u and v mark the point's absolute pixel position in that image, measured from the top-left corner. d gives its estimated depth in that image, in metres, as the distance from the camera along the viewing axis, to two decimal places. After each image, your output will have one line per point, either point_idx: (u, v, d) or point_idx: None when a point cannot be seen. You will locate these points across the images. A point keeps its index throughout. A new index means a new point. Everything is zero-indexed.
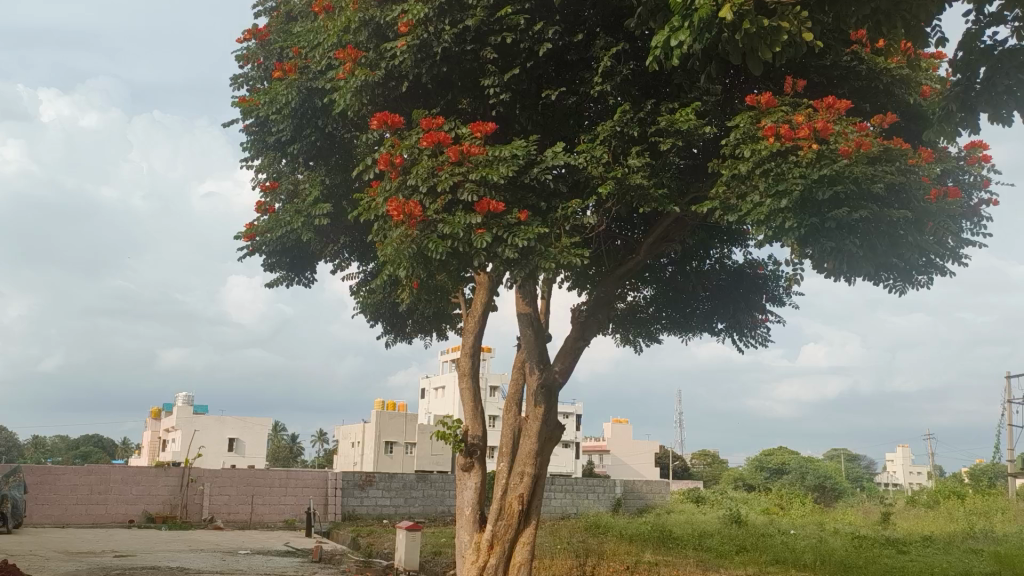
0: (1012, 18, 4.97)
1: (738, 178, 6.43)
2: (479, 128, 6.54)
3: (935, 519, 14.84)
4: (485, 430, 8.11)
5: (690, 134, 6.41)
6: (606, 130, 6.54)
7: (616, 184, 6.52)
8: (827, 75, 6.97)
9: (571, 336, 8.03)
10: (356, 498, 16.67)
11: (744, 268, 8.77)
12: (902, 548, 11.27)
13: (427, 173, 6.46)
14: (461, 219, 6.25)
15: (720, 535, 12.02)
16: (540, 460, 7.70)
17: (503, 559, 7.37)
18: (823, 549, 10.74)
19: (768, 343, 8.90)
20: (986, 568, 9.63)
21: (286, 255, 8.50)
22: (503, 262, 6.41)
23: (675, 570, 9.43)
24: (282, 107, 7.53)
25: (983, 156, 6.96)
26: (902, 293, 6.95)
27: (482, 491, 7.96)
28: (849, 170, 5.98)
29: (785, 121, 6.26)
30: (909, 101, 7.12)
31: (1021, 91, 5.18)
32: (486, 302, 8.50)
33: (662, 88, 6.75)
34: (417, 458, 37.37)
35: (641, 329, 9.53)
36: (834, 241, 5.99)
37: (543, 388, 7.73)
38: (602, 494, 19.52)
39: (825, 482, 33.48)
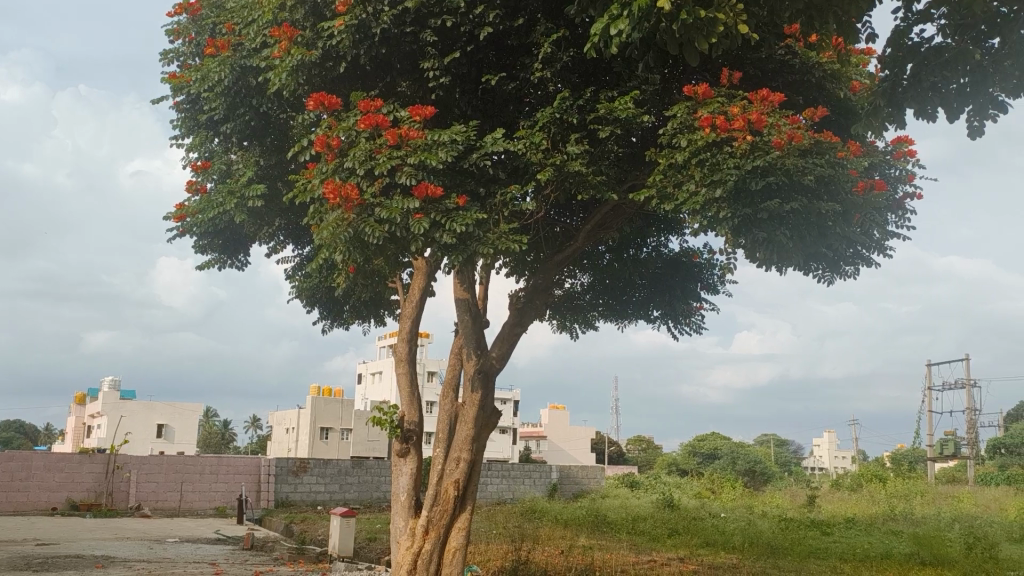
0: (939, 17, 5.14)
1: (674, 168, 6.53)
2: (418, 111, 6.48)
3: (858, 503, 15.33)
4: (422, 415, 8.07)
5: (628, 122, 6.49)
6: (545, 116, 6.55)
7: (555, 170, 6.58)
8: (761, 67, 7.09)
9: (509, 322, 8.03)
10: (289, 486, 16.40)
11: (680, 256, 8.90)
12: (826, 530, 11.67)
13: (365, 155, 6.37)
14: (399, 204, 6.21)
15: (653, 519, 12.23)
16: (476, 446, 7.70)
17: (438, 544, 7.37)
18: (751, 531, 11.02)
19: (702, 330, 9.08)
20: (906, 549, 10.00)
21: (218, 237, 8.32)
22: (441, 247, 6.37)
23: (608, 553, 9.57)
24: (215, 84, 7.34)
25: (909, 151, 7.20)
26: (830, 283, 7.16)
27: (417, 477, 7.93)
28: (781, 162, 6.11)
29: (721, 112, 6.35)
30: (840, 96, 7.30)
31: (946, 87, 5.37)
32: (423, 287, 8.45)
33: (602, 76, 6.79)
34: (354, 445, 37.10)
35: (578, 316, 9.62)
36: (767, 231, 6.18)
37: (480, 374, 7.73)
38: (538, 480, 19.65)
39: (755, 467, 34.30)
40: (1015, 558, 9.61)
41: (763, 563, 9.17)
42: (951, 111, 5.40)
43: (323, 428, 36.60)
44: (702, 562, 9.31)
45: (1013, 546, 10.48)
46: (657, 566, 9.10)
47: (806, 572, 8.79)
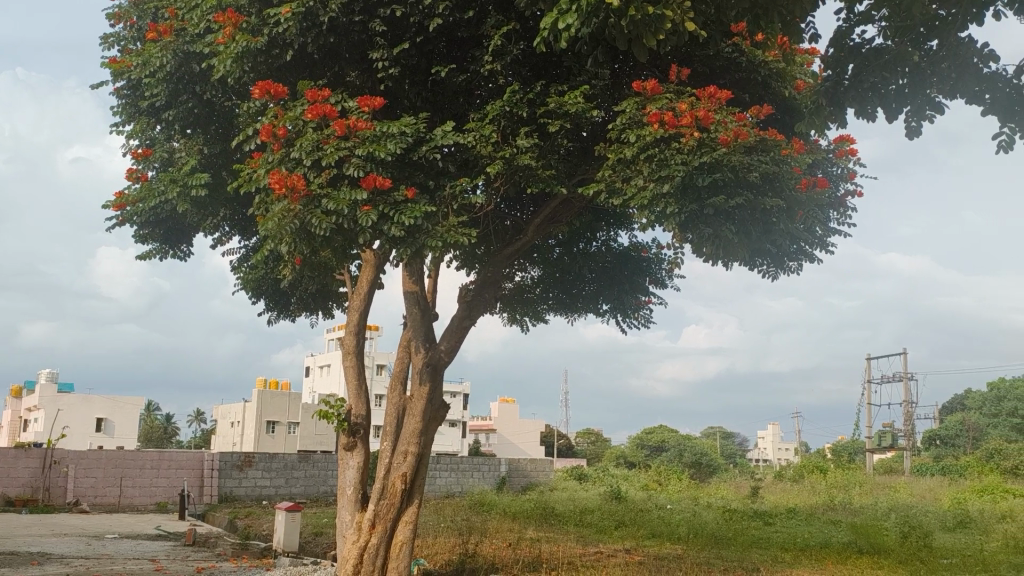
0: (879, 18, 5.26)
1: (623, 163, 6.59)
2: (366, 102, 6.41)
3: (799, 493, 15.69)
4: (370, 409, 8.03)
5: (578, 116, 6.53)
6: (495, 109, 6.52)
7: (504, 163, 6.59)
8: (709, 65, 7.17)
9: (457, 316, 8.00)
10: (234, 480, 16.31)
11: (630, 250, 8.95)
12: (769, 520, 11.91)
13: (312, 146, 6.29)
14: (347, 196, 6.15)
15: (601, 511, 12.34)
16: (424, 439, 7.67)
17: (384, 538, 7.34)
18: (697, 522, 11.20)
19: (650, 324, 9.18)
20: (844, 538, 10.28)
21: (160, 227, 8.16)
22: (390, 240, 6.34)
23: (556, 545, 9.63)
24: (157, 70, 7.19)
25: (850, 150, 7.36)
26: (775, 278, 7.30)
27: (364, 471, 7.87)
28: (727, 159, 6.19)
29: (669, 108, 6.41)
30: (785, 95, 7.44)
31: (885, 88, 5.48)
32: (372, 280, 8.39)
33: (552, 70, 6.83)
34: (301, 438, 36.74)
35: (528, 309, 9.64)
36: (713, 226, 6.29)
37: (428, 367, 7.70)
38: (487, 473, 19.69)
39: (702, 459, 34.84)
40: (948, 546, 9.94)
41: (707, 553, 9.33)
42: (890, 111, 5.53)
43: (270, 422, 36.16)
44: (647, 554, 9.42)
45: (946, 534, 10.83)
46: (604, 557, 9.19)
47: (749, 562, 8.97)
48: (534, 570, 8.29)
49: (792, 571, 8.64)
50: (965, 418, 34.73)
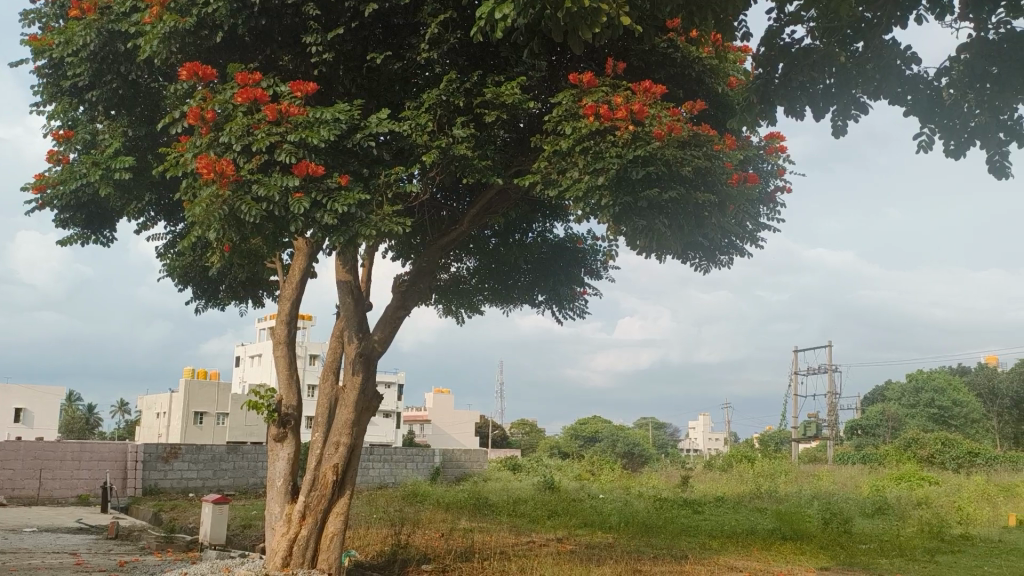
0: (808, 19, 5.39)
1: (559, 154, 6.63)
2: (299, 87, 6.29)
3: (728, 481, 16.09)
4: (301, 399, 7.92)
5: (514, 107, 6.54)
6: (432, 98, 6.46)
7: (440, 153, 6.55)
8: (645, 59, 7.25)
9: (392, 305, 7.91)
10: (159, 472, 15.91)
11: (565, 242, 9.00)
12: (697, 508, 12.16)
13: (242, 130, 6.14)
14: (278, 182, 6.02)
15: (534, 501, 12.43)
16: (356, 430, 7.60)
17: (315, 530, 7.26)
18: (628, 511, 11.37)
19: (585, 314, 9.25)
20: (769, 525, 10.58)
21: (82, 211, 7.88)
22: (322, 228, 6.23)
23: (489, 535, 9.66)
24: (80, 49, 6.92)
25: (780, 147, 7.52)
26: (706, 272, 7.46)
27: (295, 462, 7.76)
28: (661, 153, 6.25)
29: (605, 101, 6.46)
30: (717, 91, 7.56)
31: (813, 88, 5.62)
32: (304, 268, 8.27)
33: (489, 59, 6.82)
34: (231, 429, 36.05)
35: (464, 300, 9.64)
36: (647, 220, 6.35)
37: (361, 357, 7.62)
38: (421, 463, 19.64)
39: (634, 449, 35.41)
40: (866, 531, 10.32)
41: (637, 541, 9.48)
42: (818, 110, 5.68)
43: (199, 413, 35.40)
44: (579, 543, 9.52)
45: (865, 520, 11.25)
46: (535, 546, 9.25)
47: (677, 549, 9.15)
48: (467, 560, 8.31)
49: (719, 558, 8.85)
50: (885, 409, 36.06)
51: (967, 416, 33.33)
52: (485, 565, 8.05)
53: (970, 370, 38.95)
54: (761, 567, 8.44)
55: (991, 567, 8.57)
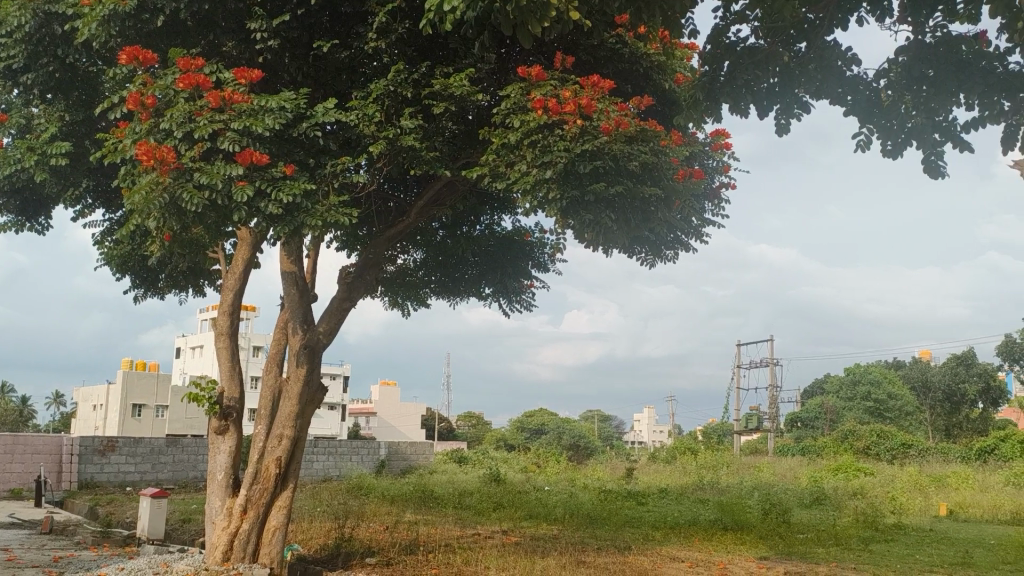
0: (753, 19, 5.48)
1: (507, 147, 6.62)
2: (243, 74, 6.17)
3: (671, 473, 16.32)
4: (243, 391, 7.80)
5: (463, 99, 6.52)
6: (379, 88, 6.44)
7: (387, 143, 6.48)
8: (594, 54, 7.28)
9: (338, 297, 7.78)
10: (95, 465, 15.52)
11: (513, 235, 8.98)
12: (641, 499, 12.32)
13: (183, 117, 6.00)
14: (221, 170, 5.89)
15: (479, 494, 12.45)
16: (300, 423, 7.50)
17: (256, 524, 7.17)
18: (573, 503, 11.45)
19: (532, 307, 9.28)
20: (710, 516, 10.76)
21: (16, 197, 7.63)
22: (267, 217, 6.13)
23: (434, 528, 9.64)
24: (14, 30, 6.69)
25: (725, 144, 7.62)
26: (652, 266, 7.54)
27: (236, 455, 7.64)
28: (608, 147, 6.31)
29: (553, 95, 6.45)
30: (665, 87, 7.63)
31: (758, 86, 5.66)
32: (248, 258, 8.12)
33: (437, 51, 6.78)
34: (170, 422, 35.34)
35: (411, 292, 9.59)
36: (593, 213, 6.41)
37: (306, 349, 7.51)
38: (366, 456, 19.53)
39: (580, 441, 35.71)
40: (803, 521, 10.58)
41: (581, 533, 9.56)
42: (762, 108, 5.74)
43: (137, 405, 34.63)
44: (524, 535, 9.56)
45: (803, 511, 11.52)
46: (480, 539, 9.27)
47: (621, 540, 9.25)
48: (411, 553, 8.29)
49: (661, 548, 8.97)
50: (824, 402, 36.95)
51: (901, 408, 34.22)
52: (429, 558, 8.04)
53: (904, 364, 40.13)
54: (703, 557, 8.59)
55: (922, 555, 8.86)
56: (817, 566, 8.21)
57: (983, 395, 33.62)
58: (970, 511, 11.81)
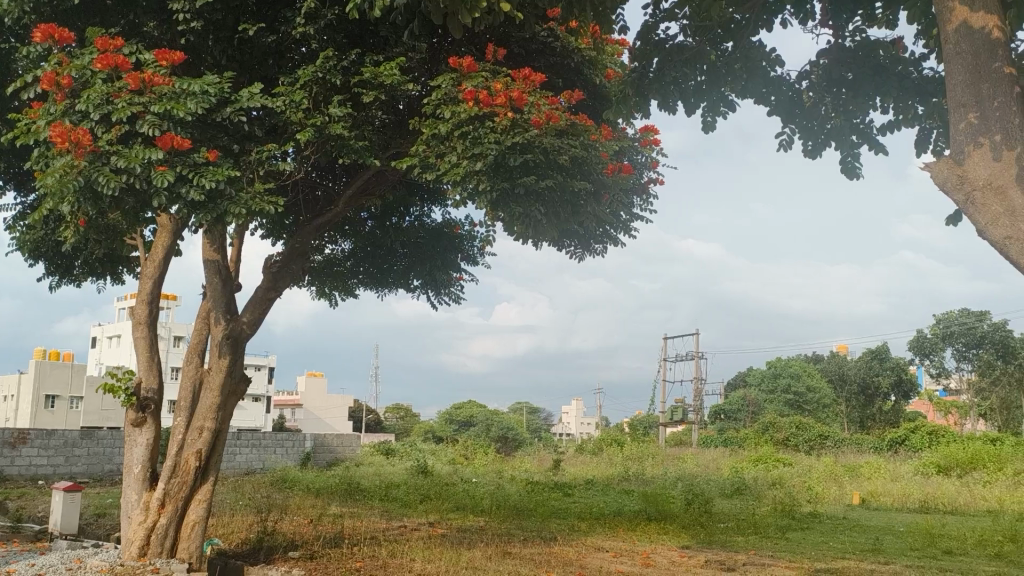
0: (681, 17, 5.55)
1: (437, 138, 6.56)
2: (164, 56, 5.95)
3: (597, 465, 16.53)
4: (162, 383, 7.57)
5: (392, 89, 6.44)
6: (307, 75, 6.32)
7: (315, 131, 6.35)
8: (525, 47, 7.32)
9: (262, 287, 7.55)
10: (5, 458, 14.93)
11: (442, 227, 8.94)
12: (567, 490, 12.45)
13: (101, 99, 5.76)
14: (140, 154, 5.68)
15: (406, 486, 12.40)
16: (221, 415, 7.32)
17: (174, 518, 6.99)
18: (500, 494, 11.50)
19: (461, 300, 9.23)
20: (635, 506, 10.95)
21: None
22: (188, 204, 5.93)
23: (359, 520, 9.55)
24: None
25: (654, 140, 7.71)
26: (581, 259, 7.60)
27: (154, 448, 7.42)
28: (539, 140, 6.29)
29: (484, 87, 6.44)
30: (596, 82, 7.67)
31: (686, 83, 5.73)
32: (168, 246, 7.88)
33: (368, 38, 6.70)
34: (85, 413, 34.17)
35: (338, 282, 9.47)
36: (522, 206, 6.42)
37: (228, 339, 7.33)
38: (291, 449, 19.22)
39: (508, 433, 35.83)
40: (724, 511, 10.84)
41: (507, 524, 9.59)
42: (689, 105, 5.82)
43: (50, 396, 33.37)
44: (450, 526, 9.55)
45: (724, 500, 11.81)
46: (407, 531, 9.23)
47: (547, 531, 9.32)
48: (335, 546, 8.20)
49: (586, 539, 9.06)
50: (747, 395, 37.93)
51: (819, 401, 35.39)
52: (353, 551, 7.96)
53: (823, 359, 41.49)
54: (627, 547, 8.70)
55: (835, 542, 9.17)
56: (736, 554, 8.41)
57: (896, 388, 34.99)
58: (881, 500, 12.29)
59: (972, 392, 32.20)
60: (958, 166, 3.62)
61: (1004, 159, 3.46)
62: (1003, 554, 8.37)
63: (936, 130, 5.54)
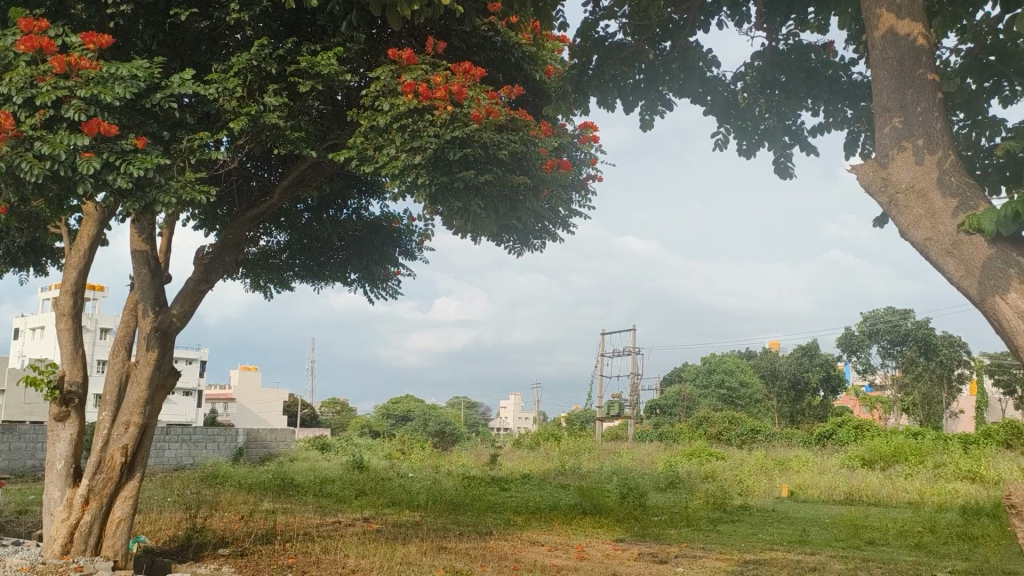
0: (621, 15, 5.59)
1: (376, 130, 6.47)
2: (91, 39, 5.72)
3: (534, 459, 16.62)
4: (87, 376, 7.32)
5: (330, 79, 6.34)
6: (241, 62, 6.19)
7: (249, 120, 6.21)
8: (465, 40, 7.28)
9: (194, 278, 7.34)
10: None
11: (380, 220, 8.85)
12: (504, 485, 12.49)
13: (24, 82, 5.54)
14: (65, 140, 5.47)
15: (341, 481, 12.27)
16: (149, 409, 7.11)
17: (99, 515, 6.78)
18: (436, 489, 11.46)
19: (398, 295, 9.16)
20: (571, 500, 11.05)
21: None
22: (115, 192, 5.74)
23: (292, 516, 9.41)
24: None
25: (593, 137, 7.79)
26: (519, 254, 7.60)
27: (79, 443, 7.18)
28: (478, 135, 6.28)
29: (424, 80, 6.40)
30: (535, 78, 7.68)
31: (624, 81, 5.77)
32: (94, 235, 7.60)
33: (305, 27, 6.62)
34: (6, 407, 32.96)
35: (272, 275, 9.31)
36: (461, 201, 6.36)
37: (157, 332, 7.10)
38: (222, 444, 18.86)
39: (445, 428, 35.74)
40: (659, 504, 11.01)
41: (443, 519, 9.57)
42: (628, 103, 5.86)
43: None
44: (385, 522, 9.48)
45: (658, 494, 12.00)
46: (341, 526, 9.14)
47: (483, 525, 9.34)
48: (267, 542, 8.07)
49: (522, 533, 9.10)
50: (681, 390, 38.60)
51: (751, 396, 36.21)
52: (285, 547, 7.84)
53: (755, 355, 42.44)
54: (562, 540, 8.76)
55: (763, 533, 9.40)
56: (668, 547, 8.55)
57: (824, 384, 36.01)
58: (809, 492, 12.62)
59: (895, 388, 33.36)
60: (882, 169, 3.73)
61: (926, 162, 3.58)
62: (923, 544, 8.68)
63: (863, 134, 5.68)
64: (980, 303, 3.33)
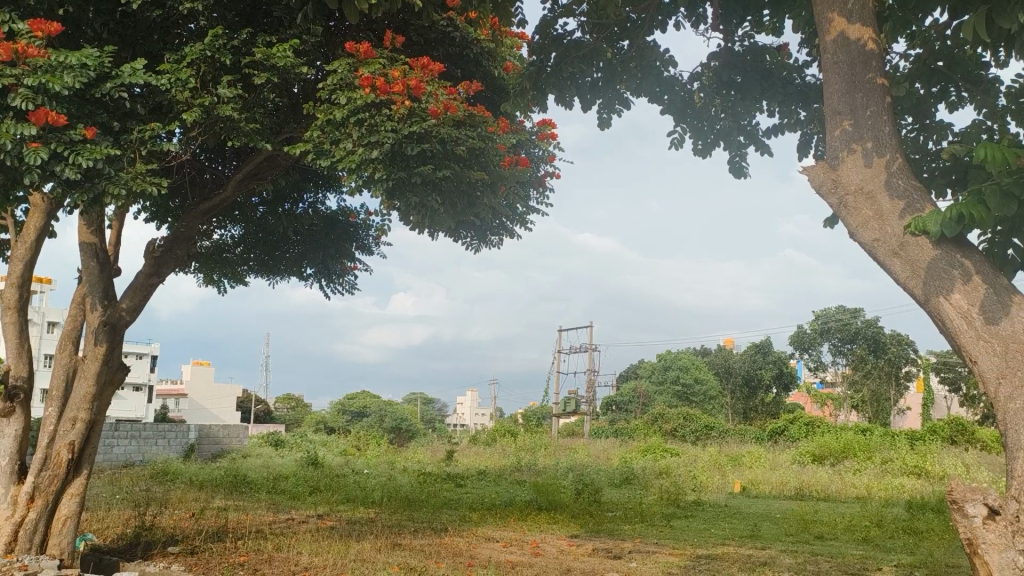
0: (579, 13, 5.61)
1: (333, 124, 6.39)
2: (38, 25, 5.56)
3: (490, 456, 16.62)
4: (33, 371, 7.14)
5: (286, 71, 6.26)
6: (194, 52, 6.08)
7: (202, 112, 6.10)
8: (424, 35, 7.25)
9: (144, 272, 7.21)
10: None
11: (337, 214, 8.77)
12: (459, 481, 12.48)
13: None
14: (11, 129, 5.32)
15: (295, 478, 12.15)
16: (97, 405, 6.96)
17: (44, 513, 6.62)
18: (391, 486, 11.41)
19: (354, 290, 9.07)
20: (526, 496, 11.09)
21: None
22: (63, 182, 5.61)
23: (245, 514, 9.30)
24: None
25: (550, 134, 7.80)
26: (477, 250, 7.60)
27: (23, 440, 6.99)
28: (436, 130, 6.24)
29: (382, 74, 6.37)
30: (494, 74, 7.66)
31: (582, 79, 5.79)
32: (41, 226, 7.39)
33: (261, 18, 6.53)
34: None
35: (226, 269, 9.15)
36: (419, 196, 6.35)
37: (105, 326, 6.95)
38: (173, 440, 18.53)
39: (401, 424, 35.56)
40: (613, 500, 11.10)
41: (398, 516, 9.54)
42: (585, 101, 5.90)
43: None
44: (340, 518, 9.42)
45: (613, 490, 12.09)
46: (295, 523, 9.06)
47: (438, 522, 9.33)
48: (218, 539, 7.97)
49: (476, 529, 9.11)
50: (637, 386, 38.91)
51: (705, 393, 36.67)
52: (238, 545, 7.75)
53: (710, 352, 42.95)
54: (517, 537, 8.79)
55: (716, 528, 9.52)
56: (621, 542, 8.62)
57: (777, 381, 36.57)
58: (760, 488, 12.81)
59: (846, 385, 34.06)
60: (832, 170, 3.80)
61: (875, 165, 3.65)
62: (869, 538, 8.88)
63: (816, 136, 5.79)
64: (924, 303, 3.42)
